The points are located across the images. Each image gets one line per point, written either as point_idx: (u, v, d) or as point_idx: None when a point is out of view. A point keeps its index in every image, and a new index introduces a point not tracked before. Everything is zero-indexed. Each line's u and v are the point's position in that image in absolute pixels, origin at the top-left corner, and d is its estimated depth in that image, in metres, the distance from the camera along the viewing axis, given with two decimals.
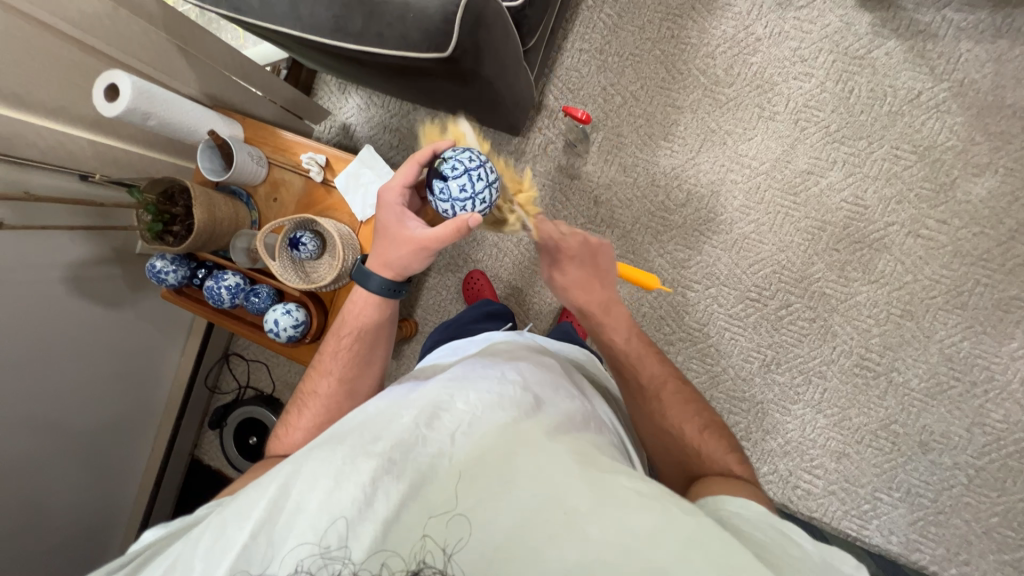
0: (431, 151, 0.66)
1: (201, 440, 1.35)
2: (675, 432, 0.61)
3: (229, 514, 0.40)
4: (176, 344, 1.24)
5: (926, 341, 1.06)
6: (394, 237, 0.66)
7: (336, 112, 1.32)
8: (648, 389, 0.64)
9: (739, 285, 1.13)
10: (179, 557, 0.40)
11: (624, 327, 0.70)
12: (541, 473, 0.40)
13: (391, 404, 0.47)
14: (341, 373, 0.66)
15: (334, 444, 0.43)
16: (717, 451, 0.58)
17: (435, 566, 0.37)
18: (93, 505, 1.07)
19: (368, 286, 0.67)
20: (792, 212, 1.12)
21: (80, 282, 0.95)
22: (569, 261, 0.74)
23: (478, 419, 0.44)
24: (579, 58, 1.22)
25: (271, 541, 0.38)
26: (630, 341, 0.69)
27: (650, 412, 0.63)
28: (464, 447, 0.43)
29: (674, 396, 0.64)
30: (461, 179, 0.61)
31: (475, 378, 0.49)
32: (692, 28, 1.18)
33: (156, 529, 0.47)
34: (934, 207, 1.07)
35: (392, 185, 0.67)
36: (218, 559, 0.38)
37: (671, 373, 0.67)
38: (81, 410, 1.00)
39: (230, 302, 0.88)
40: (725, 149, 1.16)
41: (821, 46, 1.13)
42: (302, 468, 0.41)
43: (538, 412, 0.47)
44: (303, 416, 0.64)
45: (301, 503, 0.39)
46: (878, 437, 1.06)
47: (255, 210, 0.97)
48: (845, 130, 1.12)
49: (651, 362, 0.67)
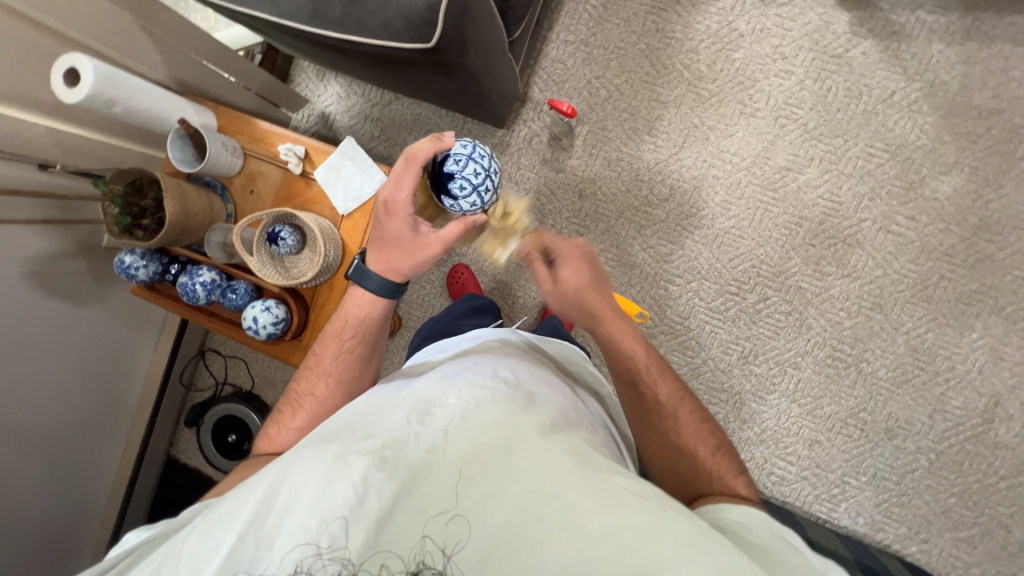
0: (434, 152, 0.62)
1: (177, 439, 1.31)
2: (691, 450, 0.61)
3: (217, 516, 0.40)
4: (148, 340, 1.19)
5: (894, 332, 1.11)
6: (406, 244, 0.64)
7: (315, 101, 1.27)
8: (665, 407, 0.65)
9: (721, 278, 1.15)
10: (164, 561, 0.39)
11: (638, 344, 0.69)
12: (539, 469, 0.40)
13: (382, 401, 0.47)
14: (342, 375, 0.65)
15: (323, 443, 0.42)
16: (732, 474, 0.58)
17: (434, 567, 0.37)
18: (62, 508, 1.03)
19: (366, 284, 0.67)
20: (770, 207, 1.15)
21: (41, 277, 0.90)
22: (568, 263, 0.72)
23: (471, 414, 0.44)
24: (564, 50, 1.21)
25: (261, 540, 0.38)
26: (648, 358, 0.68)
27: (667, 431, 0.63)
28: (457, 443, 0.42)
29: (690, 414, 0.65)
30: (471, 197, 0.66)
31: (466, 373, 0.49)
32: (677, 23, 1.19)
33: (139, 531, 0.46)
34: (905, 204, 1.11)
35: (397, 192, 0.64)
36: (209, 561, 0.38)
37: (686, 390, 0.67)
38: (48, 411, 0.96)
39: (205, 298, 0.85)
40: (707, 145, 1.17)
41: (801, 43, 1.15)
42: (291, 467, 0.40)
43: (532, 407, 0.47)
44: (298, 416, 0.63)
45: (291, 502, 0.38)
46: (848, 424, 1.11)
47: (230, 202, 0.94)
48: (822, 128, 1.14)
49: (670, 378, 0.67)
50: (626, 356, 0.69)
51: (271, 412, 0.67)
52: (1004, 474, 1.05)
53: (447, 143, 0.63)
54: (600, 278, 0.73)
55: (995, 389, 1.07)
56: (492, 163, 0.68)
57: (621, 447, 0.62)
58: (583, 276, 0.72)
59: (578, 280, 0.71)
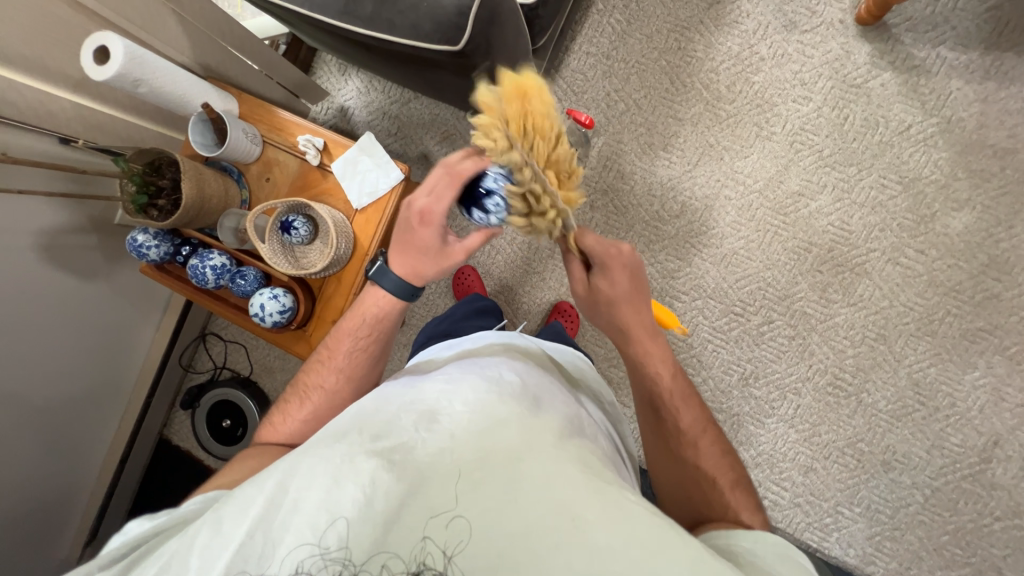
0: (476, 169, 0.57)
1: (171, 420, 1.31)
2: (707, 481, 0.61)
3: (225, 511, 0.40)
4: (151, 320, 1.20)
5: (896, 364, 1.10)
6: (432, 251, 0.64)
7: (335, 94, 1.29)
8: (685, 435, 0.64)
9: (726, 299, 1.16)
10: (172, 557, 0.39)
11: (667, 366, 0.68)
12: (544, 476, 0.40)
13: (389, 401, 0.47)
14: (352, 371, 0.66)
15: (331, 443, 0.42)
16: (747, 509, 0.57)
17: (435, 568, 0.37)
18: (51, 482, 1.03)
19: (383, 284, 0.66)
20: (780, 231, 1.15)
21: (51, 249, 0.91)
22: (613, 272, 0.67)
23: (478, 419, 0.44)
24: (585, 61, 1.22)
25: (268, 538, 0.38)
26: (675, 382, 0.67)
27: (684, 458, 0.63)
28: (463, 447, 0.42)
29: (710, 445, 0.64)
30: (503, 215, 0.56)
31: (473, 377, 0.48)
32: (698, 42, 1.20)
33: (139, 521, 0.46)
34: (914, 237, 1.11)
35: (435, 204, 0.60)
36: (217, 555, 0.38)
37: (709, 419, 0.66)
38: (46, 383, 0.96)
39: (214, 283, 0.86)
40: (722, 165, 1.18)
41: (821, 71, 1.16)
42: (299, 466, 0.41)
43: (538, 413, 0.47)
44: (304, 408, 0.63)
45: (299, 501, 0.38)
46: (845, 453, 1.10)
47: (245, 188, 0.94)
48: (837, 156, 1.15)
49: (695, 407, 0.66)
50: (654, 376, 0.67)
51: (277, 403, 0.67)
52: (999, 515, 1.05)
53: (488, 159, 0.56)
54: (639, 293, 0.70)
55: (994, 429, 1.07)
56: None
57: (625, 462, 0.62)
58: (624, 289, 0.68)
59: (621, 293, 0.68)
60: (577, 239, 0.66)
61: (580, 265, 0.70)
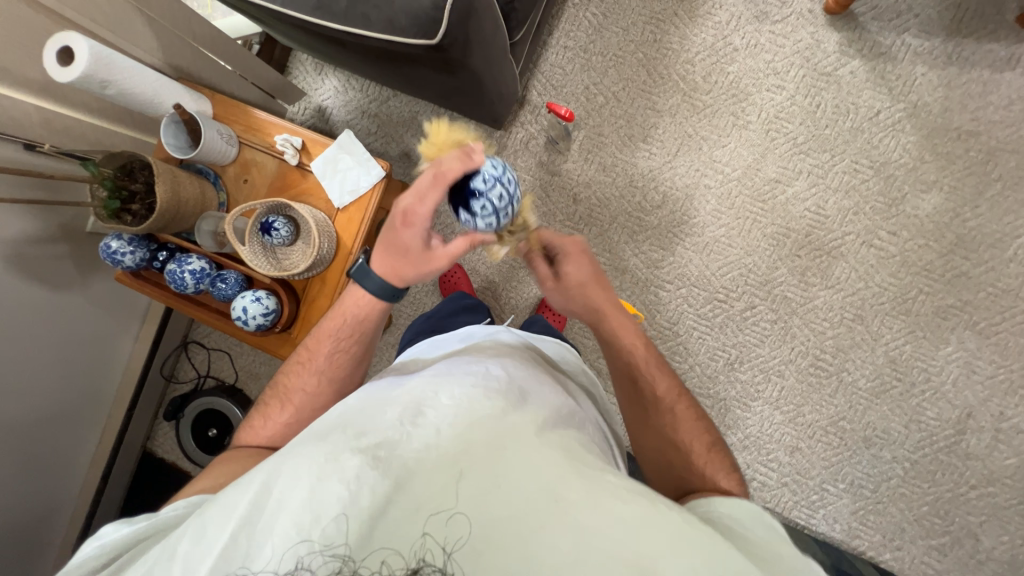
0: (464, 171, 0.57)
1: (155, 431, 1.27)
2: (687, 447, 0.61)
3: (208, 517, 0.39)
4: (130, 329, 1.17)
5: (873, 344, 1.14)
6: (415, 255, 0.61)
7: (312, 94, 1.27)
8: (662, 404, 0.65)
9: (709, 286, 1.18)
10: (155, 563, 0.39)
11: (638, 339, 0.69)
12: (531, 463, 0.41)
13: (375, 400, 0.46)
14: (333, 373, 0.65)
15: (315, 443, 0.42)
16: (723, 471, 0.58)
17: (434, 565, 0.36)
18: (30, 502, 1.00)
19: (366, 286, 0.64)
20: (759, 218, 1.18)
21: (21, 259, 0.88)
22: (568, 259, 0.71)
23: (463, 413, 0.44)
24: (563, 55, 1.23)
25: (252, 540, 0.37)
26: (647, 353, 0.68)
27: (662, 427, 0.63)
28: (449, 441, 0.42)
29: (686, 411, 0.64)
30: (489, 218, 0.58)
31: (459, 374, 0.49)
32: (674, 34, 1.21)
33: (119, 525, 0.45)
34: (887, 219, 1.15)
35: (418, 204, 0.58)
36: (199, 560, 0.37)
37: (683, 387, 0.67)
38: (20, 400, 0.93)
39: (194, 287, 0.84)
40: (700, 154, 1.20)
41: (792, 60, 1.19)
42: (283, 467, 0.40)
43: (525, 405, 0.47)
44: (285, 411, 0.63)
45: (284, 501, 0.38)
46: (828, 432, 1.13)
47: (223, 191, 0.92)
48: (811, 142, 1.17)
49: (667, 375, 0.67)
50: (626, 349, 0.68)
51: (257, 403, 0.67)
52: (974, 484, 1.09)
53: (477, 161, 0.57)
54: (601, 272, 0.72)
55: (967, 401, 1.11)
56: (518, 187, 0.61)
57: (614, 452, 0.62)
58: (585, 269, 0.71)
59: (579, 275, 0.70)
60: (534, 237, 0.72)
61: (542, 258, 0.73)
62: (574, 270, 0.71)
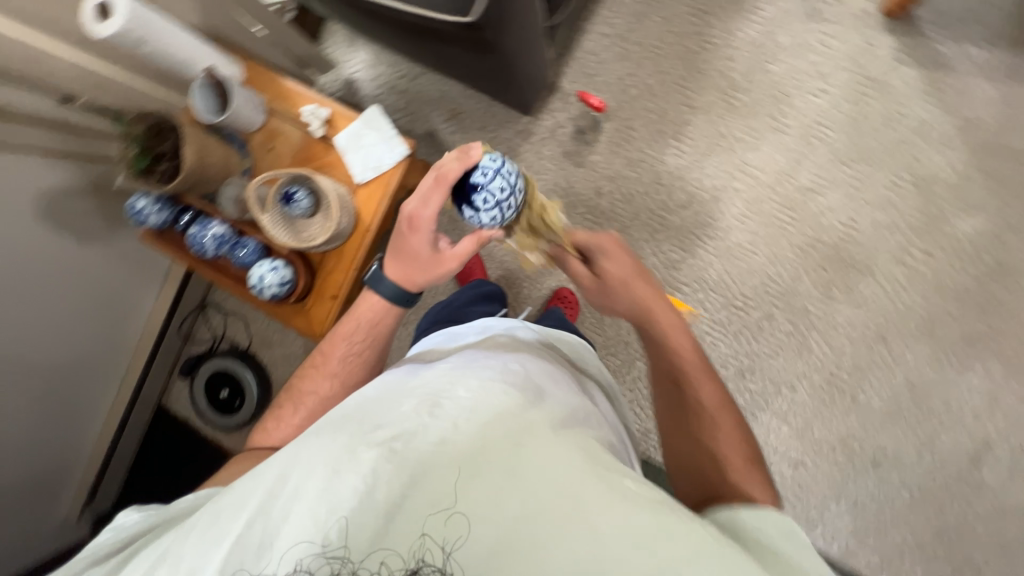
0: (463, 170, 0.58)
1: (169, 389, 1.29)
2: (721, 456, 0.59)
3: (224, 504, 0.41)
4: (151, 288, 1.19)
5: (893, 365, 1.10)
6: (425, 259, 0.63)
7: (342, 66, 1.26)
8: (702, 409, 0.62)
9: (727, 292, 1.15)
10: (167, 549, 0.41)
11: (687, 338, 0.67)
12: (547, 470, 0.40)
13: (392, 389, 0.46)
14: (346, 378, 0.64)
15: (331, 432, 0.43)
16: (755, 483, 0.55)
17: (434, 565, 0.37)
18: (45, 443, 1.07)
19: (379, 290, 0.65)
20: (787, 227, 1.14)
21: (54, 209, 0.92)
22: (609, 257, 0.72)
23: (481, 408, 0.43)
24: (600, 42, 1.19)
25: (266, 530, 0.38)
26: (693, 355, 0.66)
27: (699, 433, 0.61)
28: (465, 435, 0.42)
29: (728, 421, 0.62)
30: (493, 212, 0.60)
31: (477, 366, 0.48)
32: (718, 28, 1.16)
33: (131, 512, 0.49)
34: (923, 238, 1.10)
35: (422, 209, 0.60)
36: (211, 548, 0.39)
37: (729, 394, 0.64)
38: (45, 345, 0.98)
39: (214, 252, 0.85)
40: (732, 156, 1.16)
41: (841, 63, 1.13)
42: (300, 456, 0.41)
43: (542, 404, 0.46)
44: (297, 414, 0.62)
45: (299, 490, 0.39)
46: (835, 450, 1.11)
47: (247, 156, 0.92)
48: (850, 152, 1.12)
49: (714, 378, 0.64)
50: (674, 349, 0.66)
51: (271, 405, 0.65)
52: (983, 517, 1.06)
53: (474, 157, 0.58)
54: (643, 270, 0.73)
55: (986, 432, 1.07)
56: (519, 178, 0.62)
57: (629, 452, 0.61)
58: (626, 266, 0.72)
59: (621, 274, 0.71)
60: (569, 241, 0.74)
61: (580, 261, 0.76)
62: (618, 266, 0.72)
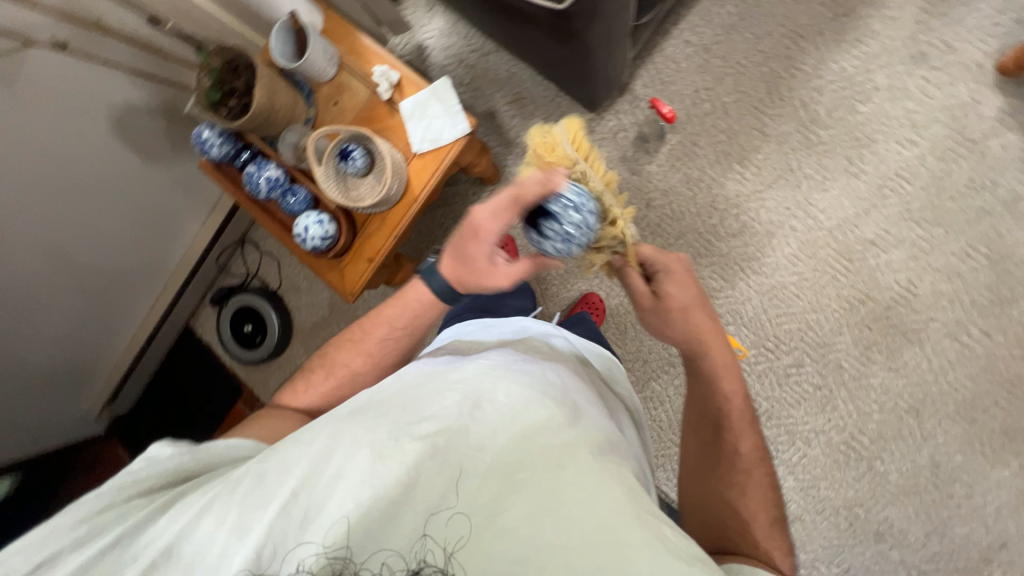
0: (542, 194, 0.57)
1: (198, 312, 1.34)
2: (748, 512, 0.59)
3: (270, 467, 0.42)
4: (197, 217, 1.21)
5: (921, 441, 1.05)
6: (480, 266, 0.60)
7: (416, 30, 1.24)
8: (738, 461, 0.62)
9: (760, 331, 1.11)
10: (215, 499, 0.41)
11: (738, 384, 0.65)
12: (579, 491, 0.40)
13: (433, 380, 0.48)
14: (380, 357, 0.65)
15: (373, 418, 0.44)
16: (779, 549, 0.56)
17: (436, 565, 0.38)
18: (75, 338, 1.13)
19: (429, 284, 0.64)
20: (839, 277, 1.08)
21: (124, 124, 0.96)
22: (673, 280, 0.68)
23: (519, 418, 0.44)
24: (682, 50, 1.14)
25: (311, 502, 0.40)
26: (739, 404, 0.64)
27: (729, 482, 0.61)
28: (504, 446, 0.43)
29: (761, 478, 0.62)
30: (559, 242, 0.59)
31: (518, 371, 0.49)
32: (811, 55, 1.10)
33: (162, 445, 0.48)
34: (985, 317, 1.03)
35: (490, 218, 0.57)
36: (260, 506, 0.40)
37: (766, 451, 0.64)
38: (91, 245, 1.03)
39: (266, 194, 0.87)
40: (797, 193, 1.10)
41: (937, 116, 1.05)
42: (344, 437, 0.42)
43: (579, 422, 0.47)
44: (326, 383, 0.64)
45: (343, 470, 0.41)
46: (838, 513, 1.07)
47: (312, 107, 0.92)
48: (926, 211, 1.05)
49: (755, 433, 0.64)
50: (721, 394, 0.64)
51: (303, 367, 0.68)
52: None
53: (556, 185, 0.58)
54: (705, 300, 0.69)
55: (1005, 530, 1.01)
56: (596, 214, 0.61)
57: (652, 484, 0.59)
58: (689, 294, 0.67)
59: (684, 300, 0.67)
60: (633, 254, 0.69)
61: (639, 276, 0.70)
62: (681, 291, 0.67)
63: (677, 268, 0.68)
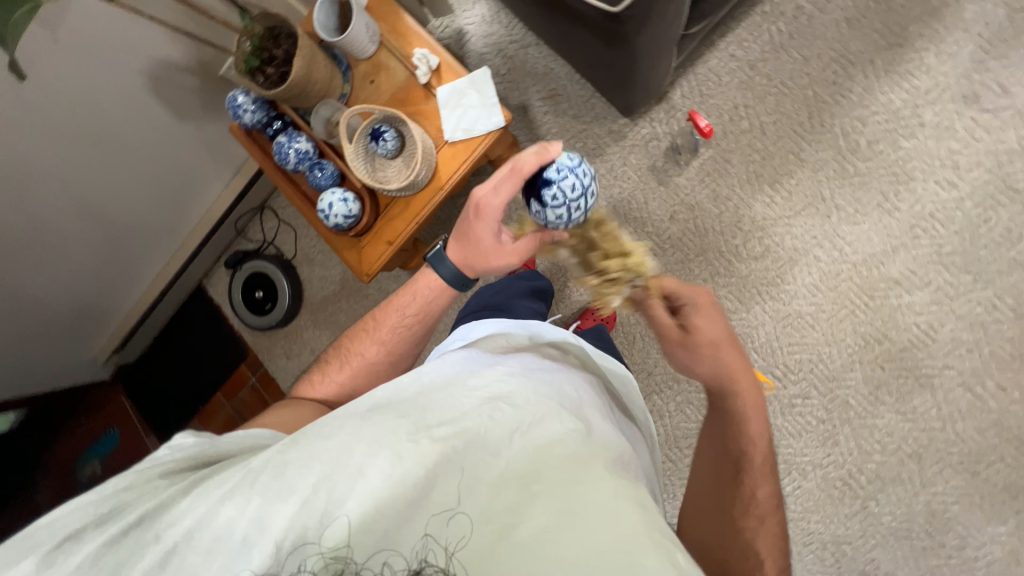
0: (538, 165, 0.59)
1: (211, 273, 1.33)
2: (755, 558, 0.58)
3: (291, 459, 0.42)
4: (221, 177, 1.22)
5: (919, 487, 1.03)
6: (486, 247, 0.64)
7: (458, 14, 1.23)
8: (752, 506, 0.60)
9: (770, 358, 1.09)
10: (235, 488, 0.41)
11: (762, 428, 0.62)
12: (592, 509, 0.41)
13: (454, 383, 0.49)
14: (392, 346, 0.67)
15: (393, 416, 0.45)
16: None
17: (436, 565, 0.39)
18: (90, 283, 1.15)
19: (438, 270, 0.68)
20: (857, 313, 1.06)
21: (159, 79, 0.97)
22: (703, 314, 0.64)
23: (536, 428, 0.46)
24: (726, 63, 1.12)
25: (331, 499, 0.40)
26: (761, 449, 0.62)
27: (742, 527, 0.59)
28: (520, 457, 0.44)
29: (771, 523, 0.60)
30: (559, 209, 0.59)
31: (538, 377, 0.51)
32: (858, 83, 1.07)
33: (188, 435, 0.49)
34: (1002, 371, 1.01)
35: (493, 196, 0.62)
36: (278, 499, 0.40)
37: (779, 496, 0.62)
38: (116, 196, 1.05)
39: (293, 166, 0.87)
40: (826, 223, 1.08)
41: (981, 160, 1.02)
42: (364, 433, 0.43)
43: (590, 437, 0.48)
44: (342, 372, 0.65)
45: (363, 469, 0.41)
46: (825, 548, 1.06)
47: (348, 83, 0.91)
48: (956, 256, 1.03)
49: (771, 479, 0.62)
50: (746, 438, 0.62)
51: (319, 360, 0.69)
52: None
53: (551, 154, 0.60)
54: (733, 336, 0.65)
55: None
56: (593, 182, 0.62)
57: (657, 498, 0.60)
58: (719, 330, 0.63)
59: (713, 337, 0.62)
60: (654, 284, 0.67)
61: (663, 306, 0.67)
62: (710, 326, 0.63)
63: (706, 303, 0.65)
